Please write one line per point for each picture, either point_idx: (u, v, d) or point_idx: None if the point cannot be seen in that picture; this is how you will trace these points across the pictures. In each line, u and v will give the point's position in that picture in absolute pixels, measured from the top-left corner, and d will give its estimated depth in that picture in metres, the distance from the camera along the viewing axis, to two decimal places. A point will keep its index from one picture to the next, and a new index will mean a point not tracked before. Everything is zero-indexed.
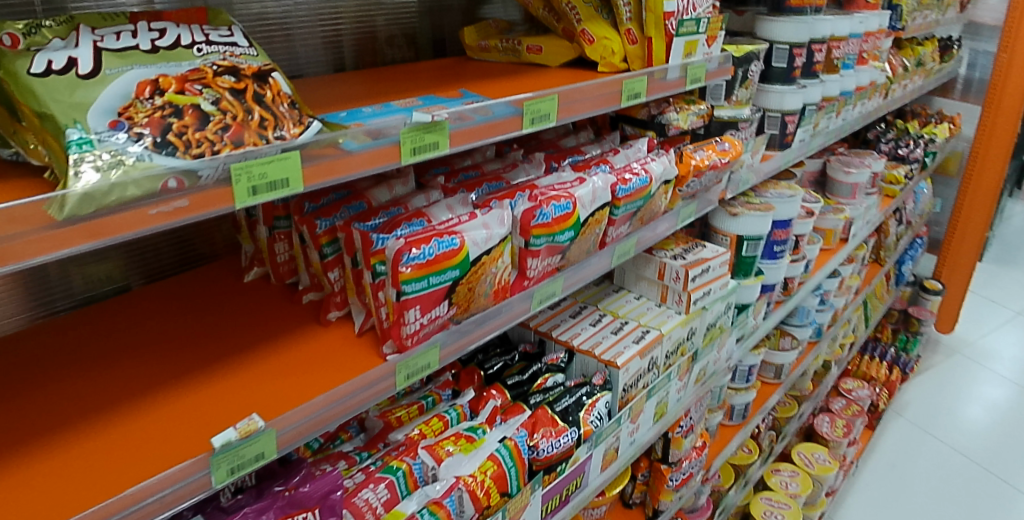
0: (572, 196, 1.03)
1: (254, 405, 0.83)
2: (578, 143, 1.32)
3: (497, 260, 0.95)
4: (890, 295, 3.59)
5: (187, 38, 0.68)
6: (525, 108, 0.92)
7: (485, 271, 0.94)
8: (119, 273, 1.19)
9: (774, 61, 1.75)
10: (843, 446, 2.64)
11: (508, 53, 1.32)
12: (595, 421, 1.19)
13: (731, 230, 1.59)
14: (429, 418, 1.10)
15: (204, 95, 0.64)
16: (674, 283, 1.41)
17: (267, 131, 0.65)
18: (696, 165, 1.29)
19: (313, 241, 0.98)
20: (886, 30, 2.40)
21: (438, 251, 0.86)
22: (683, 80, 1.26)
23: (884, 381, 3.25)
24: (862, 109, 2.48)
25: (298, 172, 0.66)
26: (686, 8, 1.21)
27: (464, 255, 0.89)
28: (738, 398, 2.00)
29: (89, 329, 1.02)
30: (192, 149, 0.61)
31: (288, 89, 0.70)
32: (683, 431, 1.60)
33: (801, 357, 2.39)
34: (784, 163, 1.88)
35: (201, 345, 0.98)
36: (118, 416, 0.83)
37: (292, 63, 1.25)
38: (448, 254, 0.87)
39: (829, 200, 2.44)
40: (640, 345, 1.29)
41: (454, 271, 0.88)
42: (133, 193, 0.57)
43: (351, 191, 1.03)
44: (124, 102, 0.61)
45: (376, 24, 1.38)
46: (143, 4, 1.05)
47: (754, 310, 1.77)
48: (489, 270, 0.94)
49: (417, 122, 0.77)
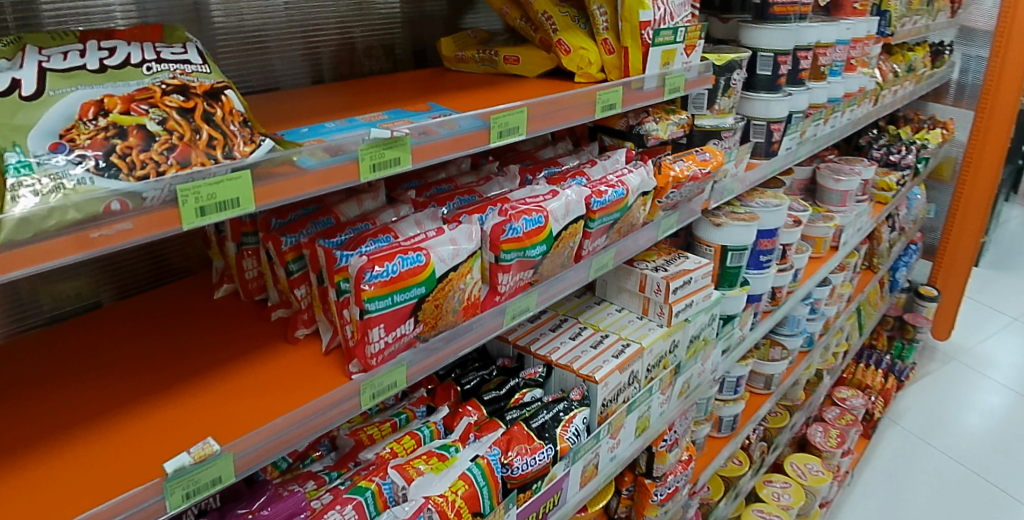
0: (544, 210, 1.02)
1: (214, 426, 0.82)
2: (556, 155, 1.30)
3: (465, 276, 0.94)
4: (884, 302, 3.57)
5: (138, 56, 0.67)
6: (492, 121, 0.90)
7: (454, 288, 0.92)
8: (89, 290, 1.17)
9: (758, 69, 1.73)
10: (837, 456, 2.62)
11: (485, 64, 1.30)
12: (572, 437, 1.18)
13: (714, 241, 1.58)
14: (401, 436, 1.08)
15: (150, 114, 0.62)
16: (655, 296, 1.39)
17: (215, 151, 0.63)
18: (675, 177, 1.27)
19: (278, 258, 0.97)
20: (874, 37, 2.39)
21: (403, 267, 0.85)
22: (661, 91, 1.25)
23: (880, 389, 3.22)
24: (851, 116, 2.46)
25: (249, 191, 0.65)
26: (663, 17, 1.19)
27: (430, 271, 0.88)
28: (726, 410, 1.99)
29: (52, 348, 1.00)
30: (136, 171, 0.59)
31: (240, 107, 0.68)
32: (667, 445, 1.58)
33: (792, 367, 2.37)
34: (770, 172, 1.86)
35: (165, 364, 0.96)
36: (75, 439, 0.80)
37: (268, 77, 1.23)
38: (413, 271, 0.86)
39: (818, 208, 2.43)
40: (620, 359, 1.28)
41: (419, 288, 0.87)
42: (74, 217, 0.55)
43: (320, 206, 1.02)
44: (67, 123, 0.59)
45: (354, 35, 1.35)
46: (119, 19, 1.04)
47: (739, 321, 1.75)
48: (457, 287, 0.93)
49: (377, 138, 0.76)
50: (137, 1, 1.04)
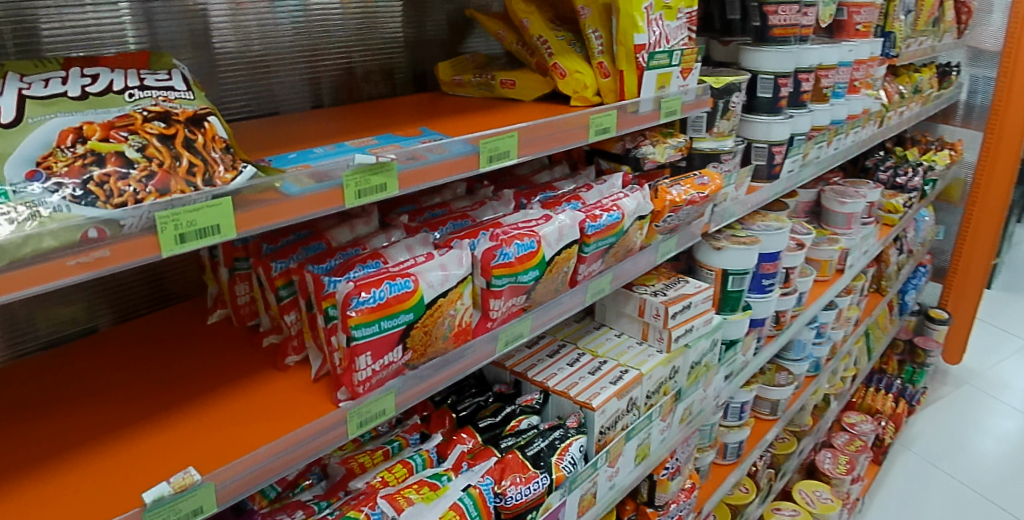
0: (537, 234, 1.00)
1: (197, 455, 0.80)
2: (553, 178, 1.29)
3: (456, 302, 0.92)
4: (893, 325, 3.52)
5: (120, 83, 0.67)
6: (482, 145, 0.89)
7: (444, 314, 0.91)
8: (84, 315, 1.13)
9: (759, 92, 1.72)
10: (847, 482, 2.56)
11: (481, 88, 1.30)
12: (568, 466, 1.14)
13: (715, 264, 1.56)
14: (393, 464, 1.06)
15: (129, 141, 0.62)
16: (654, 321, 1.37)
17: (195, 178, 0.63)
18: (672, 201, 1.25)
19: (268, 284, 0.96)
20: (878, 58, 2.38)
21: (390, 294, 0.84)
22: (657, 113, 1.24)
23: (891, 414, 3.15)
24: (856, 138, 2.45)
25: (229, 218, 0.64)
26: (658, 40, 1.18)
27: (418, 298, 0.87)
28: (731, 436, 1.95)
29: (40, 374, 0.99)
30: (114, 198, 0.58)
31: (223, 133, 0.68)
32: (669, 473, 1.55)
33: (798, 391, 2.33)
34: (773, 194, 1.85)
35: (153, 390, 0.94)
36: (56, 470, 0.79)
37: (268, 101, 1.23)
38: (400, 298, 0.85)
39: (823, 230, 2.40)
40: (618, 386, 1.25)
41: (407, 314, 0.86)
42: (50, 245, 0.54)
43: (312, 231, 1.02)
44: (44, 150, 0.59)
45: (354, 59, 1.35)
46: (120, 46, 1.04)
47: (742, 346, 1.73)
48: (447, 313, 0.91)
49: (361, 164, 0.75)
50: (140, 28, 1.05)
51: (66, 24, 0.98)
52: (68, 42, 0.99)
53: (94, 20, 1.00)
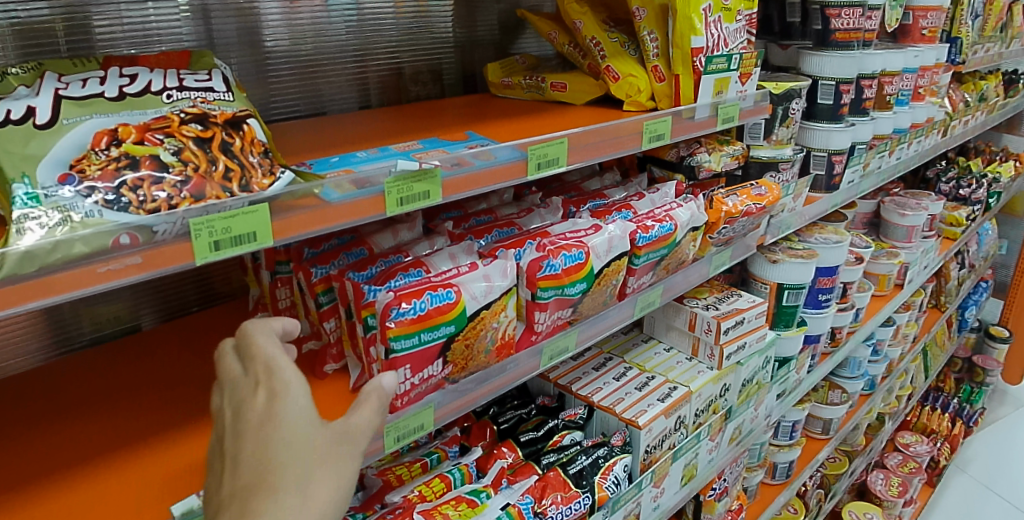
0: (586, 245, 0.95)
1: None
2: (603, 186, 1.23)
3: (499, 314, 0.88)
4: (952, 342, 3.34)
5: (159, 83, 0.65)
6: (530, 152, 0.85)
7: (487, 326, 0.86)
8: (128, 314, 1.09)
9: (819, 98, 1.64)
10: (899, 506, 2.43)
11: (532, 91, 1.25)
12: (612, 486, 1.08)
13: (770, 278, 1.48)
14: (431, 477, 1.00)
15: (165, 144, 0.59)
16: (705, 336, 1.30)
17: (231, 184, 0.60)
18: (728, 211, 1.18)
19: (308, 290, 0.90)
20: (944, 65, 2.25)
21: (431, 305, 0.79)
22: (714, 120, 1.17)
23: (948, 435, 2.98)
24: (919, 147, 2.32)
25: (266, 225, 0.61)
26: (716, 44, 1.12)
27: (461, 309, 0.82)
28: (781, 456, 1.85)
29: (78, 374, 0.98)
30: (147, 204, 0.56)
31: (263, 136, 0.65)
32: (715, 494, 1.48)
33: (852, 410, 2.20)
34: (831, 205, 1.75)
35: (190, 395, 0.93)
36: (91, 477, 0.78)
37: (316, 101, 1.21)
38: (442, 309, 0.80)
39: (882, 243, 2.28)
40: (666, 403, 1.19)
41: (449, 326, 0.81)
42: (80, 251, 0.52)
43: (354, 236, 0.95)
44: (79, 153, 0.57)
45: (402, 60, 1.32)
46: (172, 43, 1.03)
47: (796, 364, 1.64)
48: (491, 325, 0.87)
49: (404, 170, 0.71)
50: (194, 23, 1.04)
51: (120, 19, 0.97)
52: (121, 37, 0.98)
53: (149, 14, 0.99)
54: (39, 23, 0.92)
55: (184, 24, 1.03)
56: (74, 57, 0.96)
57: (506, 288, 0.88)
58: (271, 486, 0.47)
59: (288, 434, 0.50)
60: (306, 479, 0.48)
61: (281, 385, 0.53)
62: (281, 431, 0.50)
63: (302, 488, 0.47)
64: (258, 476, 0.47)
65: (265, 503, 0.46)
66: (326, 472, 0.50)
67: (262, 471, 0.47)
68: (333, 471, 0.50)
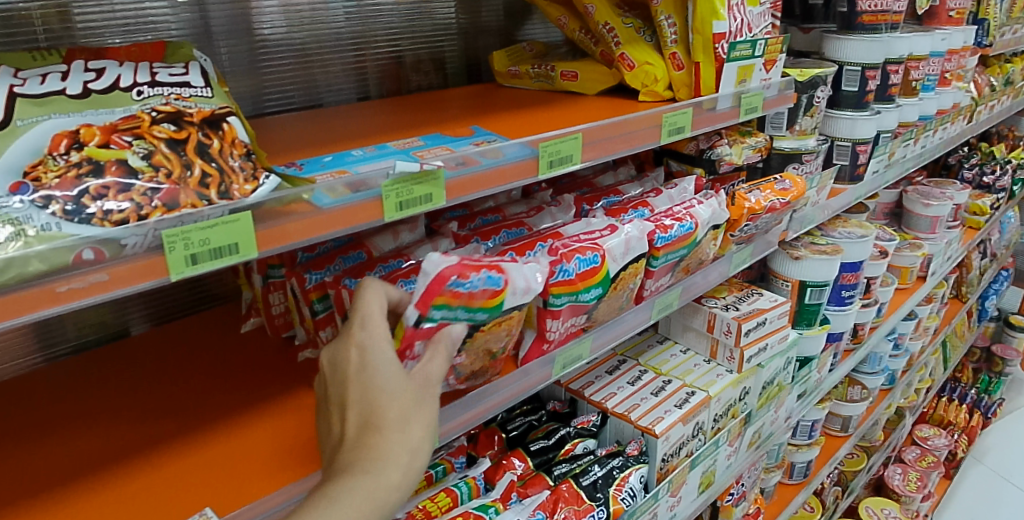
0: (601, 248, 0.87)
1: (218, 492, 0.73)
2: (616, 181, 1.16)
3: (519, 319, 0.82)
4: (972, 333, 3.23)
5: (129, 79, 0.58)
6: (542, 148, 0.78)
7: (508, 329, 0.81)
8: (115, 318, 1.03)
9: (843, 85, 1.55)
10: (917, 501, 2.33)
11: (541, 80, 1.17)
12: (627, 498, 0.99)
13: (792, 275, 1.40)
14: (436, 492, 0.91)
15: (133, 147, 0.53)
16: (725, 338, 1.18)
17: (209, 190, 0.54)
18: (751, 208, 1.11)
19: (301, 297, 0.83)
20: (971, 48, 2.15)
21: (486, 285, 0.74)
22: (736, 111, 1.10)
23: (965, 427, 2.89)
24: (943, 135, 2.23)
25: (250, 235, 0.55)
26: (739, 29, 1.05)
27: (501, 298, 0.77)
28: (799, 455, 1.74)
29: (59, 384, 0.92)
30: (113, 214, 0.50)
31: (245, 136, 0.59)
32: (733, 498, 1.37)
33: (871, 406, 2.11)
34: (854, 198, 1.67)
35: (177, 407, 0.87)
36: (63, 496, 0.72)
37: (313, 92, 1.15)
38: (488, 292, 0.75)
39: (904, 235, 2.19)
40: (684, 410, 1.07)
41: (482, 313, 0.75)
42: (37, 269, 0.47)
43: (352, 238, 0.88)
44: (34, 159, 0.51)
45: (402, 48, 1.24)
46: (159, 35, 0.97)
47: (818, 363, 1.55)
48: (511, 328, 0.81)
49: (403, 172, 0.65)
50: (185, 11, 0.98)
51: (111, 9, 0.92)
52: (109, 25, 0.92)
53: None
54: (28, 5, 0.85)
55: (175, 13, 0.97)
56: (52, 48, 0.89)
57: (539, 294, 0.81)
58: (377, 423, 0.56)
59: (384, 378, 0.58)
60: (404, 416, 0.57)
61: (370, 339, 0.61)
62: (376, 378, 0.58)
63: (402, 424, 0.56)
64: (365, 413, 0.56)
65: (373, 436, 0.55)
66: (418, 411, 0.58)
67: (368, 413, 0.56)
68: (423, 409, 0.59)
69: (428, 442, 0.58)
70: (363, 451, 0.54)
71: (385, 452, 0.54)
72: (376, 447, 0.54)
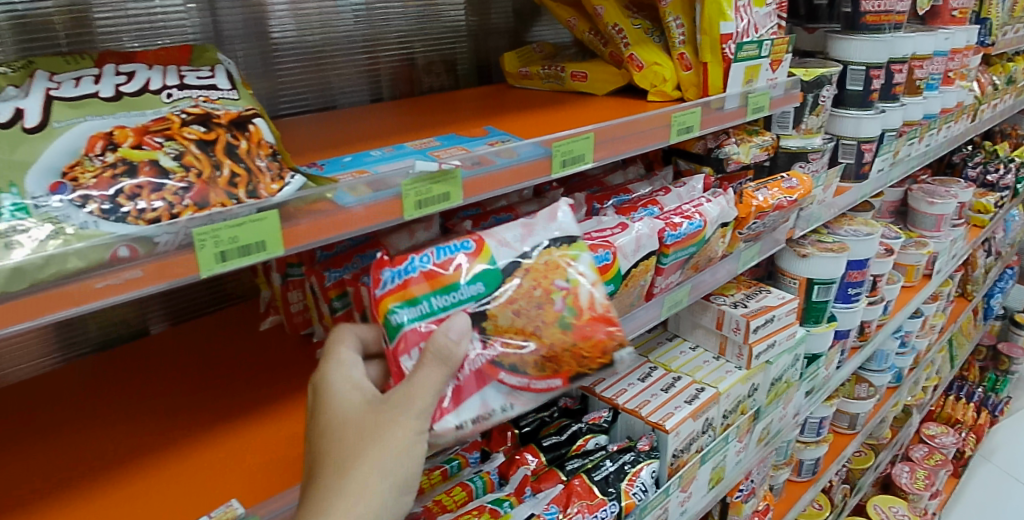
0: (613, 245, 0.89)
1: (244, 485, 0.75)
2: (626, 180, 1.18)
3: (563, 270, 0.73)
4: (978, 331, 3.23)
5: (158, 82, 0.60)
6: (555, 148, 0.80)
7: (549, 286, 0.72)
8: (136, 317, 1.05)
9: (848, 84, 1.57)
10: (925, 499, 2.33)
11: (551, 81, 1.19)
12: (638, 493, 1.00)
13: (799, 273, 1.41)
14: (451, 486, 0.93)
15: (165, 148, 0.55)
16: (734, 335, 1.19)
17: (238, 190, 0.56)
18: (759, 206, 1.12)
19: (321, 294, 0.84)
20: (974, 47, 2.16)
21: (435, 260, 0.71)
22: (744, 110, 1.12)
23: (972, 425, 2.89)
24: (947, 133, 2.24)
25: (276, 233, 0.57)
26: (746, 29, 1.06)
27: (482, 260, 0.72)
28: (807, 453, 1.75)
29: (81, 382, 0.94)
30: (147, 213, 0.52)
31: (271, 137, 0.60)
32: (743, 495, 1.38)
33: (878, 403, 2.11)
34: (860, 196, 1.68)
35: (197, 403, 0.89)
36: (91, 490, 0.74)
37: (326, 94, 1.17)
38: (450, 262, 0.71)
39: (909, 233, 2.20)
40: (694, 406, 1.08)
41: (471, 282, 0.71)
42: (75, 265, 0.49)
43: (369, 237, 0.89)
44: (72, 159, 0.53)
45: (414, 51, 1.26)
46: (174, 37, 0.98)
47: (825, 360, 1.56)
48: (555, 285, 0.72)
49: (423, 172, 0.67)
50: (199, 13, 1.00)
51: (125, 12, 0.93)
52: (125, 28, 0.94)
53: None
54: (48, 8, 0.88)
55: (189, 16, 0.99)
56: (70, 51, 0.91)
57: (554, 240, 0.75)
58: (318, 473, 0.57)
59: (329, 426, 0.60)
60: (342, 458, 0.57)
61: (325, 388, 0.64)
62: (322, 428, 0.60)
63: (338, 467, 0.57)
64: (313, 464, 0.59)
65: (314, 486, 0.57)
66: (360, 446, 0.57)
67: (315, 464, 0.59)
68: (370, 441, 0.57)
69: (378, 476, 0.56)
70: (306, 503, 0.56)
71: (320, 499, 0.55)
72: (314, 498, 0.56)
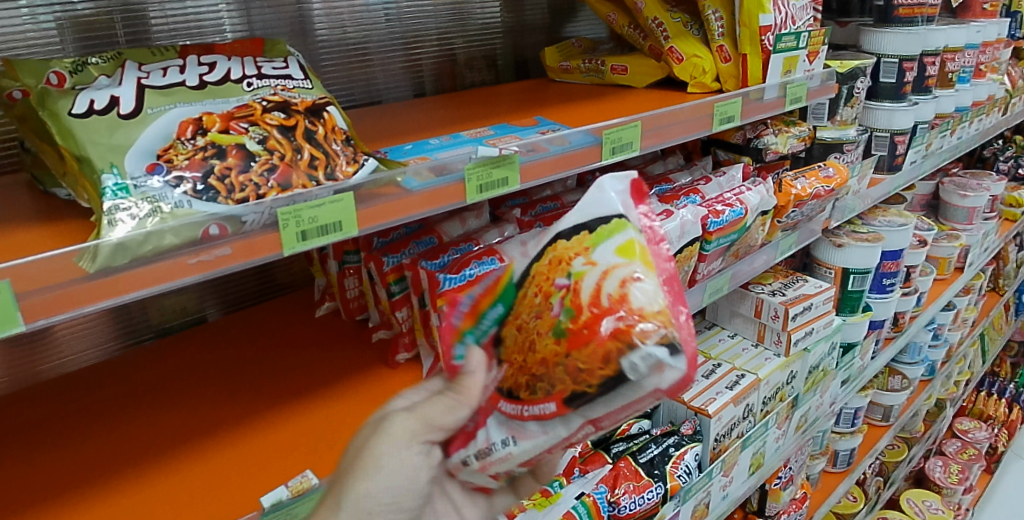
0: (659, 231, 0.91)
1: (318, 458, 0.77)
2: (666, 170, 1.20)
3: (568, 264, 0.56)
4: (1009, 326, 3.19)
5: (239, 71, 0.64)
6: (606, 136, 0.82)
7: (549, 289, 0.56)
8: (194, 305, 1.09)
9: (882, 76, 1.57)
10: (958, 493, 2.32)
11: (591, 75, 1.21)
12: (684, 476, 1.01)
13: (836, 262, 1.42)
14: None
15: (250, 133, 0.59)
16: (773, 322, 1.20)
17: (317, 172, 0.59)
18: (797, 195, 1.14)
19: (379, 279, 0.89)
20: (1005, 40, 2.15)
21: (479, 291, 0.63)
22: (782, 101, 1.13)
23: (1005, 421, 2.85)
24: (979, 126, 2.23)
25: (351, 214, 0.60)
26: (784, 21, 1.08)
27: (507, 280, 0.61)
28: (842, 444, 1.75)
29: (150, 362, 0.97)
30: (235, 193, 0.55)
31: (343, 124, 0.64)
32: (782, 482, 1.39)
33: (912, 396, 2.10)
34: (893, 188, 1.69)
35: (263, 382, 0.91)
36: (174, 463, 0.76)
37: (370, 90, 1.19)
38: (490, 291, 0.62)
39: (941, 226, 2.19)
40: (735, 391, 1.10)
41: (497, 306, 0.60)
42: (171, 242, 0.52)
43: (422, 225, 0.93)
44: (165, 142, 0.56)
45: (455, 47, 1.30)
46: (214, 31, 1.00)
47: (861, 350, 1.56)
48: (554, 286, 0.56)
49: (485, 156, 0.70)
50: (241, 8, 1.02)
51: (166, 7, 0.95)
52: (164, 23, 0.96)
53: (203, 14, 0.99)
54: (93, 9, 0.90)
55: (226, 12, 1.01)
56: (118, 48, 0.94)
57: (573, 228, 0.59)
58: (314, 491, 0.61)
59: None
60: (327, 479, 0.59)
61: None
62: None
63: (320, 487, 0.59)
64: None
65: None
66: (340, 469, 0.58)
67: None
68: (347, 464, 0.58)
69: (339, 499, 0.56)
70: None
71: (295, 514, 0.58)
72: None
